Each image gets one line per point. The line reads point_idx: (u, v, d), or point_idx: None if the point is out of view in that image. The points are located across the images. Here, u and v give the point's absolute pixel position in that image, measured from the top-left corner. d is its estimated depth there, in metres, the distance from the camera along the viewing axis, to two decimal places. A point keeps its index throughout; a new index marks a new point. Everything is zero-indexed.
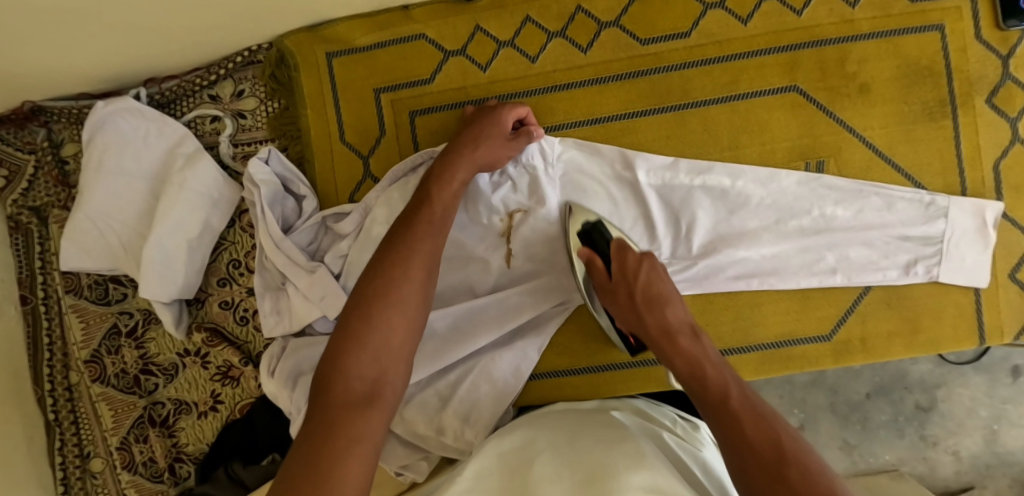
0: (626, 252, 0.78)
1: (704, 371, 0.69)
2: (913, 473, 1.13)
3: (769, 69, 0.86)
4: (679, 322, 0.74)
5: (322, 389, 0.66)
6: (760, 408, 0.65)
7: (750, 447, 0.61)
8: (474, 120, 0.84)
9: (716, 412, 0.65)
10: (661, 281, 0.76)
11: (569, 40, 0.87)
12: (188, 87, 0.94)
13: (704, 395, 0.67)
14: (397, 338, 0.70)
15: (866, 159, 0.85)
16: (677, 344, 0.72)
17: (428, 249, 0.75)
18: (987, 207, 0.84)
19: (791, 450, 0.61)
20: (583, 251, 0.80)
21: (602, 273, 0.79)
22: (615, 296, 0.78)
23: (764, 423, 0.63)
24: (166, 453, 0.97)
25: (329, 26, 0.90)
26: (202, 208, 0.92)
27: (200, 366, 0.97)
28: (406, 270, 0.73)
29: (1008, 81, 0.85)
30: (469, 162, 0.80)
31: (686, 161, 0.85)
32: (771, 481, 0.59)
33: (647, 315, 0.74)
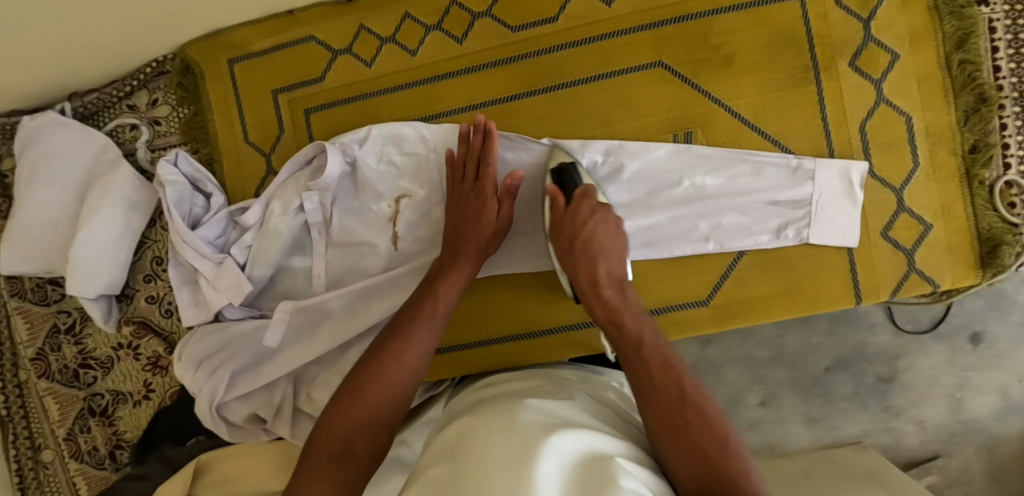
0: (584, 200, 0.83)
1: (668, 393, 0.71)
2: (878, 444, 1.16)
3: (636, 47, 0.88)
4: (613, 274, 0.82)
5: (309, 444, 0.74)
6: (724, 445, 0.66)
7: (715, 467, 0.64)
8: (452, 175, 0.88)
9: (665, 415, 0.69)
10: (591, 264, 0.81)
11: (444, 32, 0.92)
12: (107, 99, 1.01)
13: (683, 411, 0.69)
14: (383, 406, 0.77)
15: (734, 128, 0.88)
16: (630, 359, 0.75)
17: (426, 344, 0.81)
18: (852, 168, 0.86)
19: (733, 458, 0.65)
20: (551, 186, 0.84)
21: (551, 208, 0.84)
22: (559, 232, 0.83)
23: (709, 433, 0.67)
24: (107, 441, 1.05)
25: (224, 33, 0.95)
26: (122, 211, 0.98)
27: (133, 358, 1.04)
28: (399, 353, 0.79)
29: (870, 43, 0.87)
30: (472, 256, 0.85)
31: (557, 140, 0.89)
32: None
33: (600, 309, 0.80)
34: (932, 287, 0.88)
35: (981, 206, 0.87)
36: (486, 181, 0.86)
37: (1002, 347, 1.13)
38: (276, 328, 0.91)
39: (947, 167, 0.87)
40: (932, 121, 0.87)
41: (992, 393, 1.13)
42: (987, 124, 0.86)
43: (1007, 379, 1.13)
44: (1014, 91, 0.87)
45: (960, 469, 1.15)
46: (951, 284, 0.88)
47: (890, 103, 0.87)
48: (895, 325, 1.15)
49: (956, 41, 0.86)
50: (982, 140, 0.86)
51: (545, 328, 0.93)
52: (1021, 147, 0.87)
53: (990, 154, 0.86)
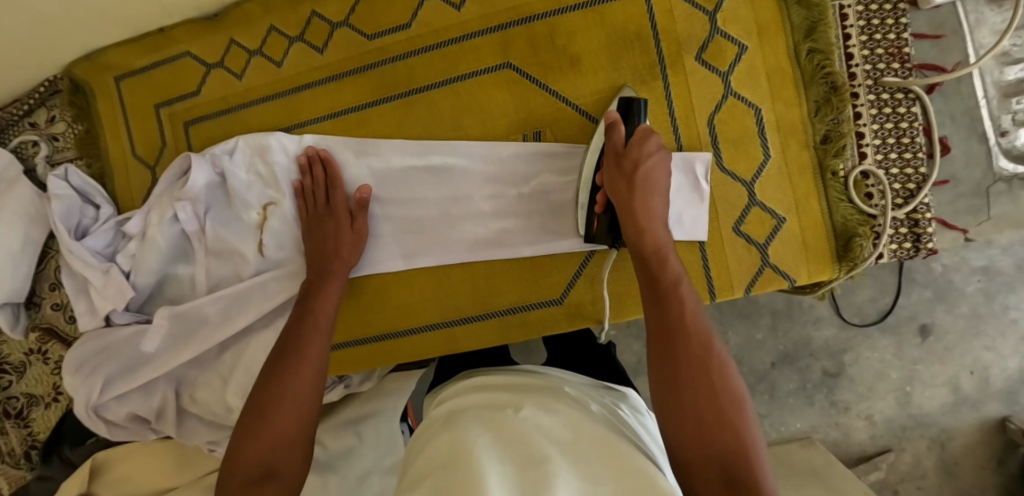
0: (651, 137, 0.78)
1: (693, 362, 0.67)
2: (826, 440, 1.14)
3: (484, 50, 0.90)
4: (661, 212, 0.77)
5: (230, 464, 0.74)
6: (732, 406, 0.65)
7: (729, 431, 0.64)
8: (317, 183, 0.91)
9: (698, 412, 0.66)
10: (659, 174, 0.78)
11: (307, 43, 0.95)
12: (9, 118, 1.05)
13: (697, 377, 0.66)
14: (291, 427, 0.76)
15: (581, 126, 0.88)
16: (676, 321, 0.70)
17: (316, 356, 0.82)
18: (695, 160, 0.85)
19: (738, 416, 0.65)
20: (611, 114, 0.79)
21: (619, 138, 0.79)
22: (620, 162, 0.78)
23: (724, 436, 0.65)
24: (23, 441, 1.11)
25: (102, 54, 1.00)
26: (20, 225, 1.03)
27: (43, 362, 1.10)
28: (295, 377, 0.79)
29: (717, 35, 0.86)
30: (341, 273, 0.88)
31: (410, 143, 0.91)
32: (743, 464, 0.63)
33: (660, 265, 0.74)
34: (787, 282, 0.87)
35: (836, 198, 0.85)
36: (335, 205, 0.90)
37: (951, 339, 1.09)
38: (155, 335, 0.95)
39: (799, 160, 0.86)
40: (782, 113, 0.86)
41: (942, 386, 1.10)
42: (840, 114, 0.85)
43: (957, 372, 1.10)
44: (868, 78, 0.86)
45: (912, 464, 1.12)
46: (808, 278, 0.87)
47: (738, 96, 0.86)
48: (841, 318, 1.12)
49: (804, 31, 0.85)
50: (834, 131, 0.85)
51: (406, 329, 0.94)
52: (877, 135, 0.86)
53: (842, 144, 0.85)
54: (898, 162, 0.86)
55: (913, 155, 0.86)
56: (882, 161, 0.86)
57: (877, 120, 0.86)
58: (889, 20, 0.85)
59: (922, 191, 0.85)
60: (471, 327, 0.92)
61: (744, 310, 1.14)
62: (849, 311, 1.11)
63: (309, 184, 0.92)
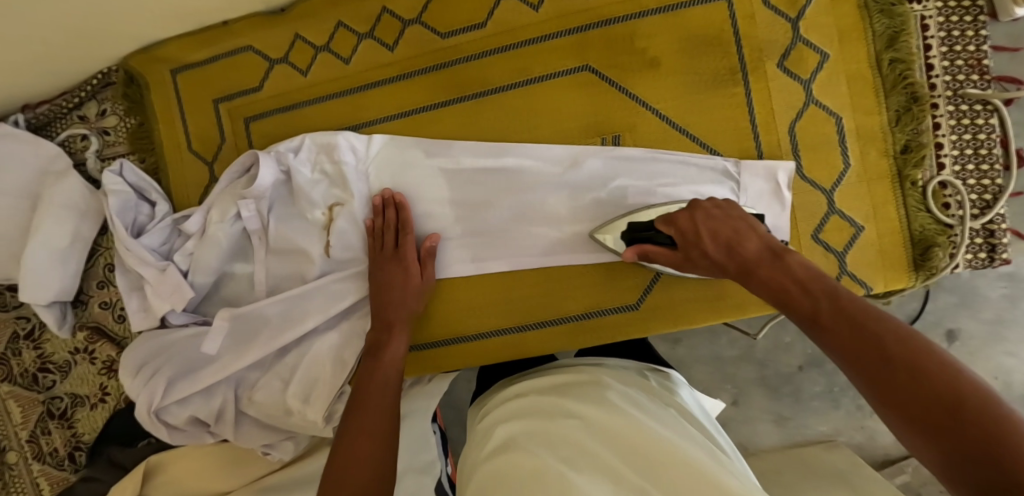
0: (675, 219, 0.80)
1: (790, 295, 0.67)
2: (850, 443, 1.15)
3: (561, 51, 0.88)
4: (760, 247, 0.73)
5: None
6: (856, 310, 0.61)
7: (862, 323, 0.60)
8: (387, 229, 0.90)
9: (848, 326, 0.61)
10: (725, 222, 0.77)
11: (376, 40, 0.92)
12: (58, 111, 1.03)
13: (812, 305, 0.65)
14: (366, 478, 0.71)
15: (660, 130, 0.87)
16: (759, 276, 0.71)
17: (384, 406, 0.80)
18: (778, 168, 0.85)
19: (867, 313, 0.61)
20: (628, 254, 0.83)
21: (666, 254, 0.81)
22: (692, 262, 0.79)
23: (879, 336, 0.58)
24: (66, 442, 1.08)
25: (159, 46, 0.96)
26: (70, 220, 1.00)
27: (89, 362, 1.07)
28: (368, 426, 0.77)
29: (798, 43, 0.86)
30: (404, 320, 0.87)
31: (484, 145, 0.90)
32: (900, 348, 0.56)
33: (728, 261, 0.75)
34: (864, 290, 0.87)
35: (914, 208, 0.85)
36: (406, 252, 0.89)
37: (975, 344, 1.08)
38: (216, 336, 0.93)
39: (878, 169, 0.86)
40: (863, 121, 0.85)
41: None
42: (920, 124, 0.85)
43: (982, 377, 1.11)
44: (948, 89, 0.86)
45: None
46: (885, 286, 0.87)
47: (819, 104, 0.86)
48: None
49: (887, 40, 0.85)
50: (915, 140, 0.85)
51: (477, 332, 0.93)
52: (954, 146, 0.86)
53: (922, 154, 0.85)
54: (975, 173, 0.86)
55: (989, 167, 0.86)
56: (959, 172, 0.86)
57: (955, 131, 0.86)
58: (969, 32, 0.85)
59: (999, 202, 0.85)
60: (543, 332, 0.91)
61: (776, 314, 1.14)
62: None
63: (381, 229, 0.90)
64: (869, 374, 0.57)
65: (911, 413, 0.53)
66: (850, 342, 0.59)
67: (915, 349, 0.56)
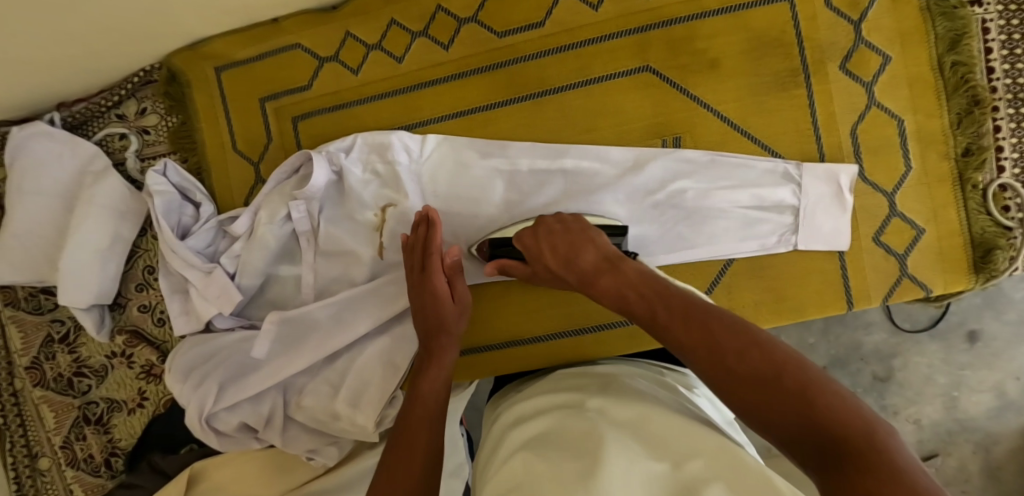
0: (524, 236, 0.81)
1: (629, 300, 0.67)
2: None
3: (621, 51, 0.88)
4: (610, 250, 0.75)
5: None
6: (686, 304, 0.63)
7: (687, 316, 0.62)
8: (418, 248, 0.84)
9: (683, 321, 0.62)
10: (580, 233, 0.77)
11: (431, 38, 0.91)
12: (95, 109, 1.01)
13: (638, 306, 0.67)
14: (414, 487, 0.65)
15: (721, 132, 0.87)
16: (598, 286, 0.72)
17: (432, 414, 0.74)
18: (840, 171, 0.85)
19: (692, 308, 0.62)
20: (490, 269, 0.83)
21: (519, 270, 0.82)
22: (540, 277, 0.80)
23: (737, 328, 0.59)
24: (102, 449, 1.06)
25: (206, 43, 0.94)
26: (110, 221, 0.98)
27: (127, 366, 1.05)
28: (412, 443, 0.70)
29: (860, 45, 0.85)
30: (451, 341, 0.81)
31: (542, 146, 0.88)
32: (699, 343, 0.59)
33: (568, 272, 0.75)
34: (924, 293, 0.87)
35: (974, 210, 0.85)
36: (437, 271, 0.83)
37: (997, 345, 1.11)
38: (263, 340, 0.91)
39: (939, 172, 0.86)
40: (924, 124, 0.85)
41: (988, 391, 1.12)
42: (981, 127, 0.85)
43: (1002, 378, 1.12)
44: (1008, 92, 0.85)
45: (957, 467, 1.14)
46: (944, 288, 0.87)
47: (881, 107, 0.85)
48: (892, 323, 1.13)
49: (948, 43, 0.84)
50: (976, 143, 0.85)
51: (535, 336, 0.93)
52: (1016, 149, 0.85)
53: (983, 157, 0.85)
54: None
55: None
56: (1020, 175, 0.86)
57: (1016, 134, 0.85)
58: None
59: None
60: (600, 335, 0.91)
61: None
62: (901, 316, 1.12)
63: (412, 250, 0.85)
64: (705, 363, 0.58)
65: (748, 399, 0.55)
66: (688, 335, 0.60)
67: (735, 340, 0.57)
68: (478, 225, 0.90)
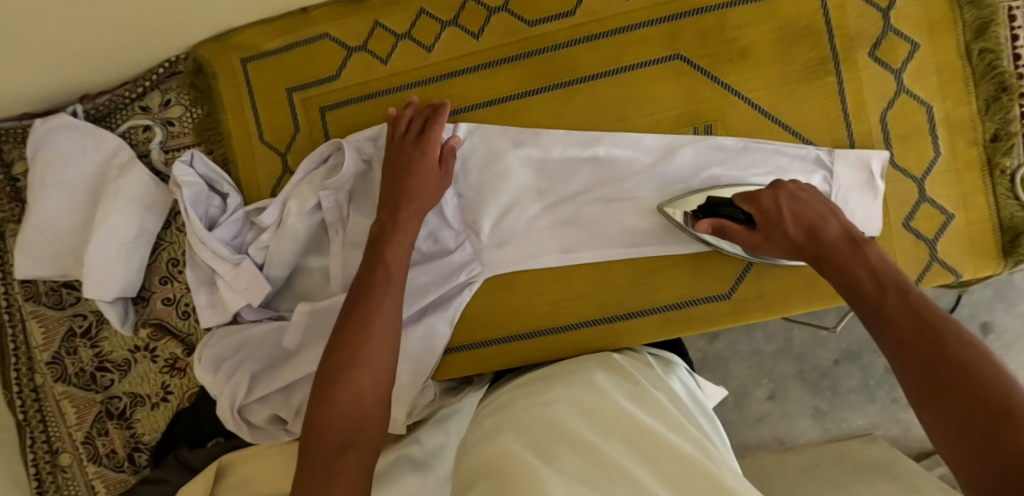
0: (759, 199, 0.80)
1: (861, 284, 0.69)
2: (887, 435, 1.16)
3: (652, 40, 0.88)
4: (841, 234, 0.75)
5: (305, 443, 0.70)
6: (919, 305, 0.64)
7: (916, 325, 0.62)
8: (416, 127, 0.87)
9: (913, 319, 0.63)
10: (806, 207, 0.78)
11: (460, 28, 0.91)
12: (119, 101, 1.00)
13: (867, 297, 0.68)
14: (362, 392, 0.73)
15: (752, 120, 0.87)
16: (833, 262, 0.73)
17: (388, 307, 0.79)
18: (871, 157, 0.86)
19: (925, 312, 0.63)
20: (705, 225, 0.82)
21: (745, 233, 0.81)
22: (769, 237, 0.79)
23: (937, 338, 0.60)
24: (125, 444, 1.05)
25: (236, 33, 0.95)
26: (136, 213, 0.97)
27: (150, 360, 1.04)
28: (367, 328, 0.77)
29: (889, 33, 0.85)
30: (413, 214, 0.85)
31: (576, 133, 0.89)
32: (930, 352, 0.60)
33: (810, 245, 0.76)
34: (954, 277, 0.88)
35: (1003, 195, 0.86)
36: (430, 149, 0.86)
37: (1009, 337, 1.12)
38: (295, 330, 0.91)
39: (967, 157, 0.86)
40: (953, 110, 0.86)
41: None
42: (1008, 114, 0.85)
43: (1014, 370, 1.12)
44: None
45: None
46: (973, 273, 0.88)
47: (910, 94, 0.86)
48: None
49: (975, 30, 0.84)
50: (1004, 129, 0.85)
51: (567, 324, 0.92)
52: None
53: (1012, 142, 0.85)
54: None
55: None
56: None
57: None
58: None
59: None
60: (633, 323, 0.91)
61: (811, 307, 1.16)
62: None
63: (407, 122, 0.88)
64: (913, 379, 0.59)
65: (944, 410, 0.56)
66: (904, 346, 0.61)
67: (959, 355, 0.58)
68: (508, 214, 0.90)
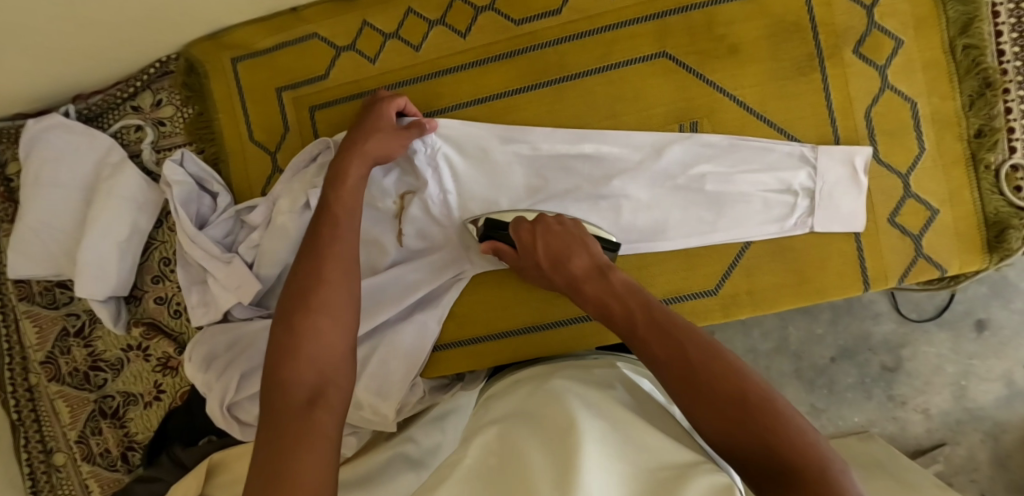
0: (530, 226, 0.83)
1: (612, 310, 0.71)
2: (882, 433, 1.16)
3: (639, 38, 0.88)
4: (586, 264, 0.77)
5: (267, 399, 0.68)
6: (667, 322, 0.66)
7: (651, 338, 0.66)
8: (375, 102, 0.88)
9: (659, 333, 0.65)
10: (557, 236, 0.81)
11: (449, 27, 0.92)
12: (112, 101, 1.01)
13: (617, 317, 0.70)
14: (327, 342, 0.72)
15: (739, 117, 0.88)
16: (584, 292, 0.75)
17: (344, 255, 0.79)
18: (856, 153, 0.86)
19: (656, 326, 0.66)
20: (485, 246, 0.86)
21: (513, 256, 0.85)
22: (533, 270, 0.83)
23: (680, 343, 0.64)
24: (119, 442, 1.05)
25: (228, 32, 0.96)
26: (128, 212, 0.98)
27: (143, 359, 1.05)
28: (322, 279, 0.76)
29: (874, 29, 0.86)
30: (359, 170, 0.84)
31: (563, 130, 0.89)
32: (677, 363, 0.63)
33: (557, 275, 0.79)
34: (939, 273, 0.88)
35: (987, 191, 0.86)
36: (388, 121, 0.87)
37: (1005, 334, 1.12)
38: None
39: (953, 153, 0.87)
40: (938, 106, 0.86)
41: (997, 380, 1.13)
42: (993, 109, 0.85)
43: (1010, 367, 1.12)
44: (1020, 74, 0.86)
45: (965, 456, 1.14)
46: (959, 269, 0.88)
47: (895, 90, 0.86)
48: (899, 313, 1.15)
49: (960, 26, 0.85)
50: (988, 125, 0.86)
51: (556, 320, 0.93)
52: None
53: (996, 138, 0.86)
54: None
55: None
56: None
57: None
58: None
59: None
60: None
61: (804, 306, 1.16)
62: (908, 306, 1.14)
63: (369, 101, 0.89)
64: (670, 379, 0.63)
65: (702, 410, 0.61)
66: (651, 347, 0.65)
67: (712, 361, 0.62)
68: (497, 211, 0.91)
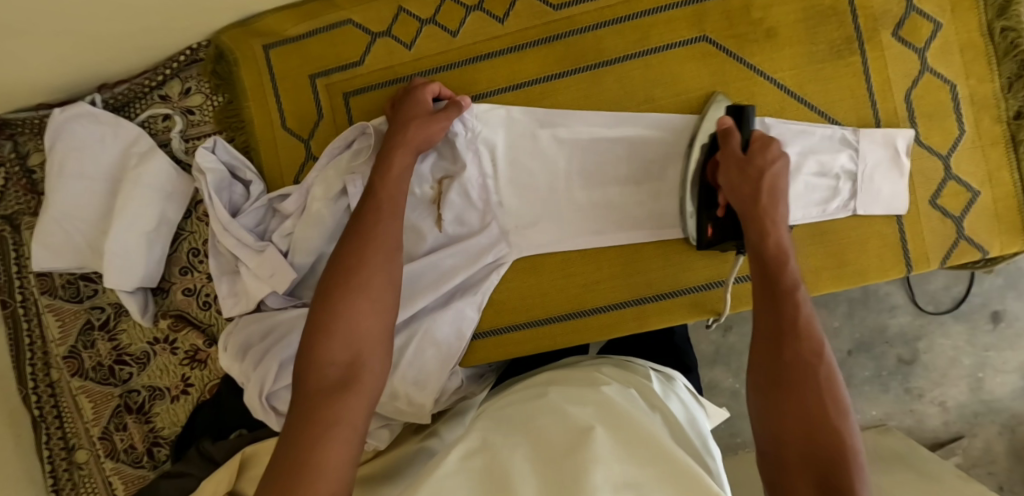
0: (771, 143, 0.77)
1: (777, 257, 0.73)
2: (901, 426, 1.15)
3: (678, 22, 0.88)
4: (784, 216, 0.75)
5: (298, 381, 0.67)
6: (800, 325, 0.69)
7: (794, 322, 0.69)
8: (410, 92, 0.87)
9: (787, 324, 0.69)
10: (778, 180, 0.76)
11: (486, 12, 0.91)
12: (139, 90, 0.99)
13: (778, 277, 0.72)
14: (365, 322, 0.71)
15: (778, 100, 0.88)
16: (762, 226, 0.74)
17: (384, 235, 0.77)
18: (897, 136, 0.87)
19: (805, 324, 0.69)
20: (725, 122, 0.80)
21: (735, 148, 0.78)
22: (742, 168, 0.76)
23: (813, 364, 0.68)
24: (144, 438, 1.03)
25: (259, 19, 0.94)
26: (158, 202, 0.96)
27: (170, 352, 1.03)
28: (362, 258, 0.75)
29: (912, 13, 0.86)
30: (401, 156, 0.83)
31: (603, 115, 0.89)
32: (788, 370, 0.67)
33: (767, 201, 0.75)
34: (981, 254, 0.88)
35: None
36: (425, 106, 0.86)
37: (1020, 325, 1.12)
38: None
39: (992, 134, 0.87)
40: (976, 88, 0.86)
41: (1012, 372, 1.13)
42: None
43: None
44: None
45: (982, 449, 1.14)
46: (1000, 251, 0.88)
47: (934, 73, 0.87)
48: (916, 305, 1.14)
49: (997, 9, 0.85)
50: None
51: (597, 306, 0.92)
52: None
53: None
54: None
55: None
56: None
57: None
58: None
59: None
60: (663, 304, 0.91)
61: (820, 299, 1.15)
62: (926, 299, 1.13)
63: (404, 92, 0.88)
64: (770, 375, 0.68)
65: (791, 408, 0.66)
66: (769, 335, 0.70)
67: (823, 397, 0.66)
68: (533, 199, 0.91)
